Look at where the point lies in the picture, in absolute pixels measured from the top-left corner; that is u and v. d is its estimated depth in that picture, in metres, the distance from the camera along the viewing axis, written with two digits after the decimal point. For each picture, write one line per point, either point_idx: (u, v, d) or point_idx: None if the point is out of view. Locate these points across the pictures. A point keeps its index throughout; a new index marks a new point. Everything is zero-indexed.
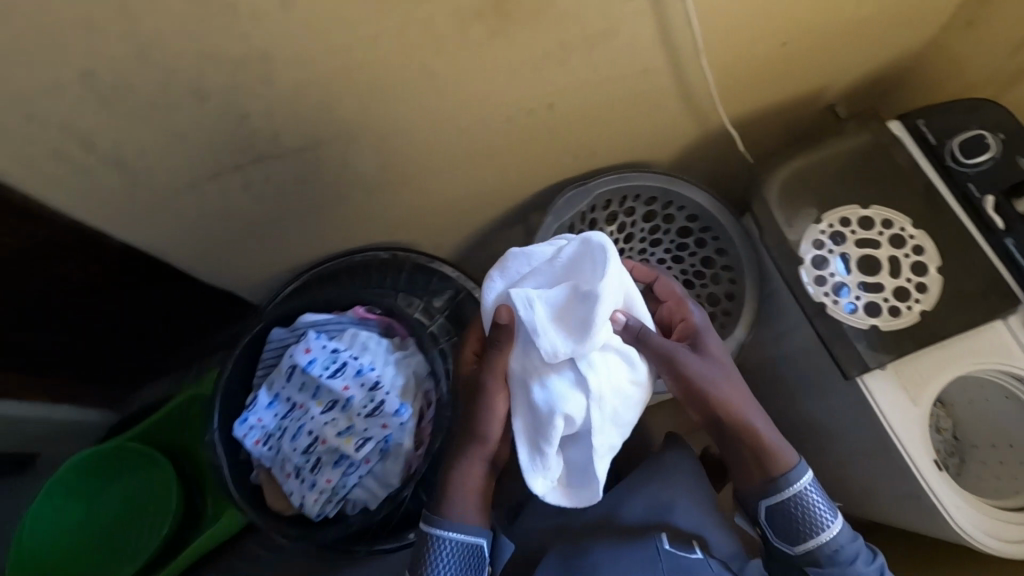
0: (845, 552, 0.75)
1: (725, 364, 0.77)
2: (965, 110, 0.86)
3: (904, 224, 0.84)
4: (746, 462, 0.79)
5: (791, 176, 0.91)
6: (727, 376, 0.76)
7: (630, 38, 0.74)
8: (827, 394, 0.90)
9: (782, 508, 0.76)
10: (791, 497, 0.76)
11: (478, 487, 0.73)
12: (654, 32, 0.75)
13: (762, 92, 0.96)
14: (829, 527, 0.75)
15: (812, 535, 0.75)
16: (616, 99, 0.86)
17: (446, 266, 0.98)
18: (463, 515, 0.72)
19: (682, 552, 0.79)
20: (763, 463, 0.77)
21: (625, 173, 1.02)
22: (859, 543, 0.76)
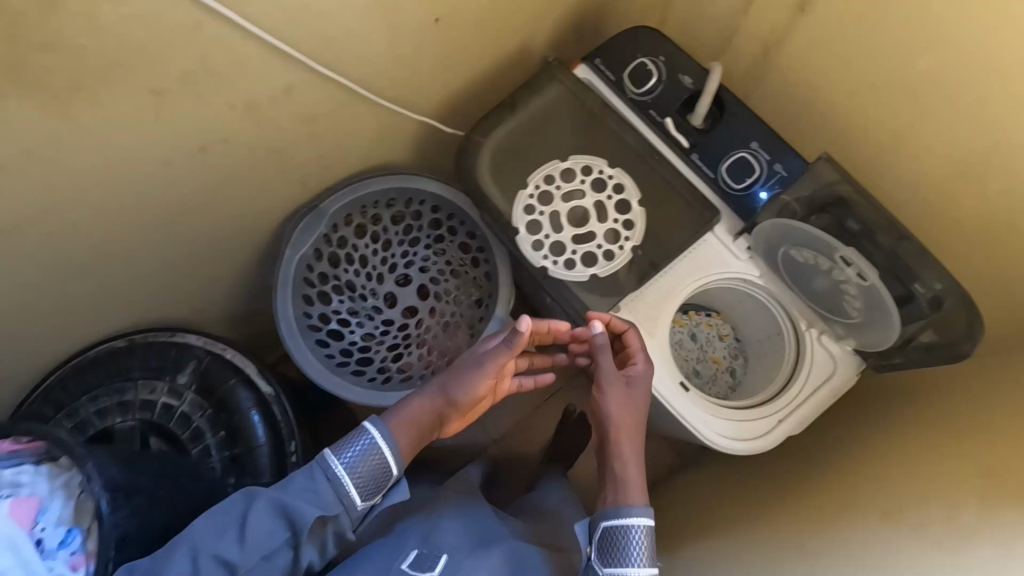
0: None
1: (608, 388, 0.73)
2: (627, 41, 0.87)
3: (601, 167, 0.85)
4: (615, 489, 0.69)
5: (497, 147, 0.90)
6: (629, 399, 0.73)
7: (250, 69, 0.69)
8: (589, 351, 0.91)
9: (610, 535, 0.66)
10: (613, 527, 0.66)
11: None
12: (276, 55, 0.70)
13: (449, 69, 0.93)
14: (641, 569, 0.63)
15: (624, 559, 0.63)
16: (285, 126, 0.80)
17: (190, 334, 0.91)
18: (404, 427, 0.74)
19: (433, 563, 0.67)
20: (614, 491, 0.69)
21: (353, 184, 0.98)
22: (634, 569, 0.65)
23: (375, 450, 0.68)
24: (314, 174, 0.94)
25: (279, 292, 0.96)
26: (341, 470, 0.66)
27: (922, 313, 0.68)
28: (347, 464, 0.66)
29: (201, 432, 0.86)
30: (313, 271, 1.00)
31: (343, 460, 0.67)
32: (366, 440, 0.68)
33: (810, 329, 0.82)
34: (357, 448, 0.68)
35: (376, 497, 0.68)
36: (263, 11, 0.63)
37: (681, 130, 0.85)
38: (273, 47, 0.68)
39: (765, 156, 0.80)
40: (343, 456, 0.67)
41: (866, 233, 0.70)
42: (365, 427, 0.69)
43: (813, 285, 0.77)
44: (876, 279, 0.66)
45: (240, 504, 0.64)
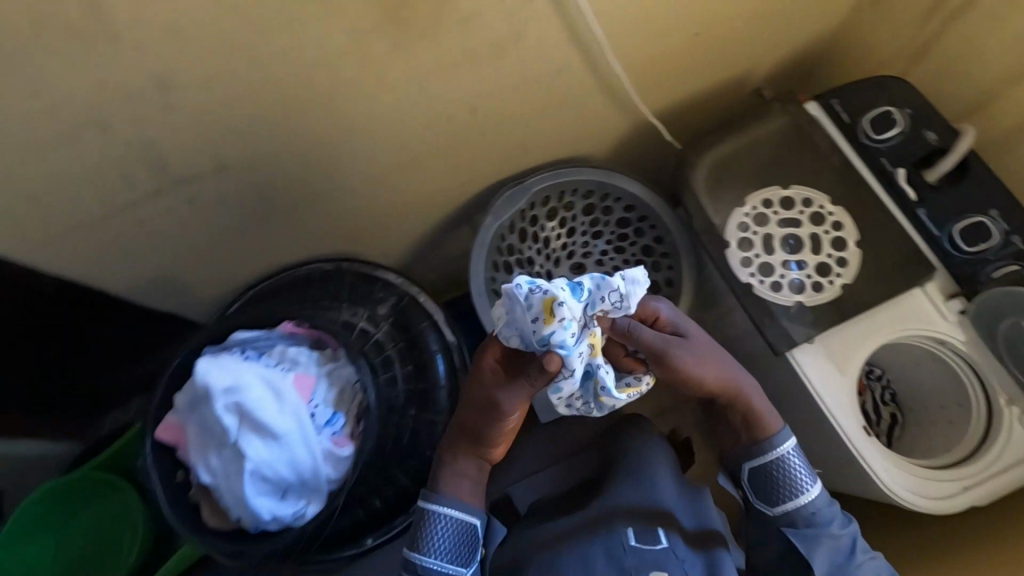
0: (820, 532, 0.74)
1: (677, 352, 0.72)
2: (872, 89, 0.90)
3: (822, 202, 0.87)
4: (734, 422, 0.78)
5: (712, 162, 0.94)
6: (703, 360, 0.74)
7: (550, 35, 0.75)
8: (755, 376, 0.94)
9: (755, 473, 0.77)
10: (773, 461, 0.76)
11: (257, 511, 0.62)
12: (572, 31, 0.77)
13: (686, 81, 0.97)
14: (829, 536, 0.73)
15: (789, 497, 0.74)
16: (538, 99, 0.87)
17: (389, 272, 0.98)
18: (459, 540, 0.70)
19: (648, 546, 0.74)
20: (750, 427, 0.77)
21: (560, 169, 1.04)
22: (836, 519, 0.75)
23: (457, 531, 0.70)
24: (531, 152, 1.01)
25: (475, 252, 1.03)
26: (432, 564, 0.68)
27: None
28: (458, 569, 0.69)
29: (391, 362, 0.93)
30: (504, 241, 1.06)
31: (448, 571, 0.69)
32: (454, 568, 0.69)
33: (1010, 406, 0.81)
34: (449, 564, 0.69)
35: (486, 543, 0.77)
36: None
37: (913, 183, 0.86)
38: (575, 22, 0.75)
39: (1003, 224, 0.81)
40: (432, 553, 0.68)
41: None
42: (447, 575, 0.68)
43: None
44: None
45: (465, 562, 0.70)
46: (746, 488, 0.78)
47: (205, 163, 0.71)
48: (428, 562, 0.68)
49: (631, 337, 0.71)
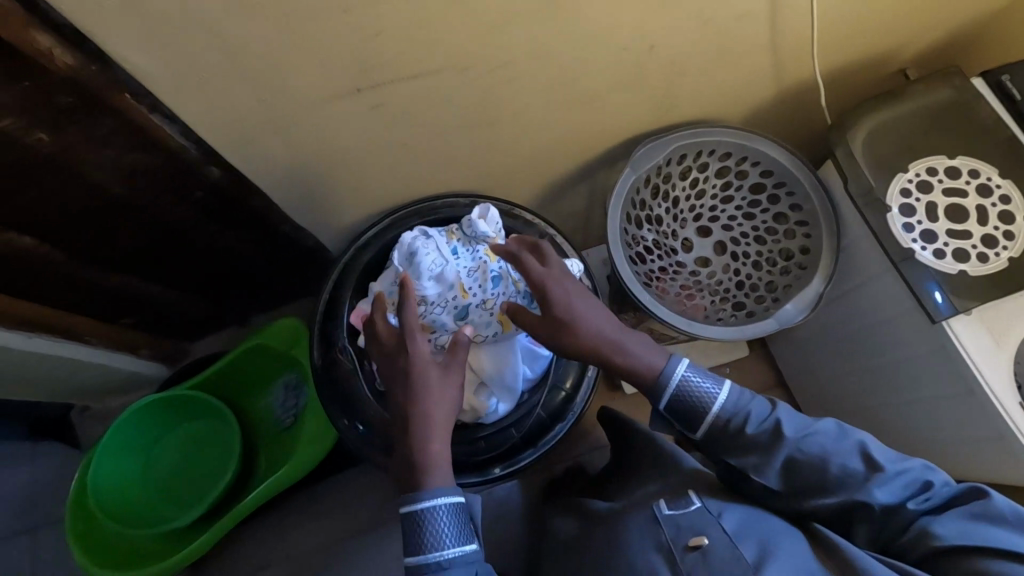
0: (742, 409, 0.73)
1: (581, 304, 0.78)
2: None
3: (990, 175, 0.86)
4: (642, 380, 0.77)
5: (871, 129, 0.93)
6: (591, 309, 0.78)
7: None
8: (894, 349, 0.93)
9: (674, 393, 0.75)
10: (674, 390, 0.74)
11: (446, 462, 0.71)
12: None
13: (848, 47, 0.96)
14: (709, 398, 0.73)
15: (707, 409, 0.73)
16: (707, 50, 0.87)
17: (524, 214, 0.99)
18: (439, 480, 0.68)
19: (683, 511, 0.72)
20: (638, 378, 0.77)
21: (703, 127, 1.03)
22: (746, 396, 0.74)
23: (458, 517, 0.67)
24: (677, 108, 1.01)
25: (612, 202, 1.03)
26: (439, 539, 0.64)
27: None
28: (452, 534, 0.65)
29: None
30: (637, 195, 1.06)
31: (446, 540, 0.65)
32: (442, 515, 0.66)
33: None
34: (447, 528, 0.65)
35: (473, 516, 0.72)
36: None
37: None
38: None
39: None
40: (439, 526, 0.65)
41: None
42: (431, 513, 0.65)
43: None
44: None
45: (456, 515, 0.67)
46: (670, 421, 0.78)
47: (403, 71, 0.72)
48: (426, 498, 0.66)
49: (540, 295, 0.77)
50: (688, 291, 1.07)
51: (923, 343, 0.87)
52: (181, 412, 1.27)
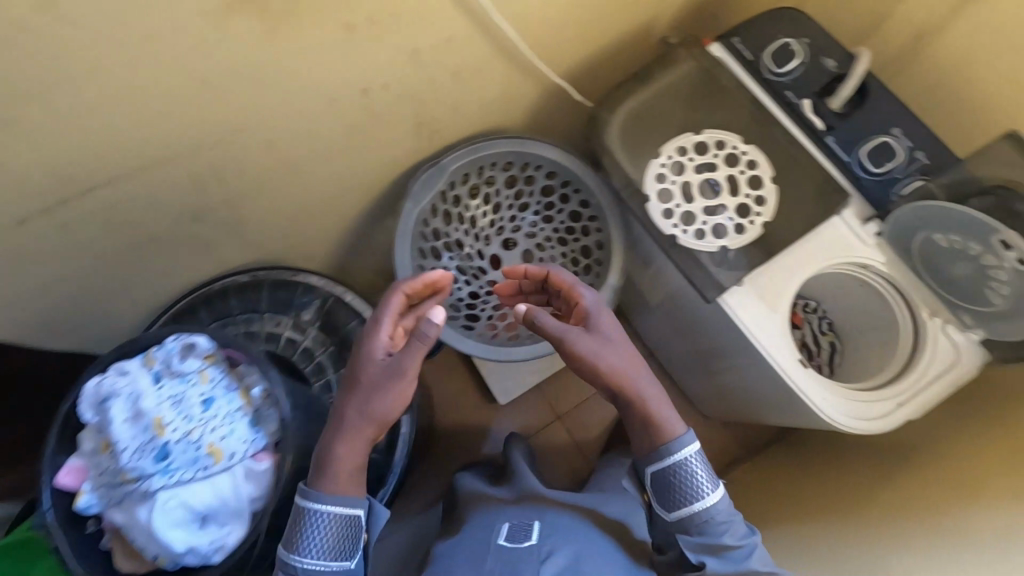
0: (728, 520, 0.69)
1: (614, 339, 0.72)
2: (768, 23, 0.89)
3: (735, 143, 0.86)
4: (643, 430, 0.70)
5: (626, 117, 0.92)
6: (606, 343, 0.71)
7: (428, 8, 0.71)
8: (696, 327, 0.95)
9: (663, 473, 0.70)
10: (673, 465, 0.69)
11: (355, 476, 0.61)
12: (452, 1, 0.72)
13: (590, 35, 0.94)
14: (717, 513, 0.68)
15: (689, 503, 0.68)
16: (435, 76, 0.82)
17: (309, 276, 0.94)
18: (352, 445, 0.60)
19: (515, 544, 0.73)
20: (647, 428, 0.70)
21: (475, 144, 1.00)
22: (734, 516, 0.69)
23: (341, 535, 0.59)
24: (441, 131, 0.97)
25: (398, 243, 0.98)
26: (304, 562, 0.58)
27: None
28: (320, 547, 0.58)
29: (323, 369, 0.89)
30: (428, 226, 1.02)
31: (308, 556, 0.58)
32: (319, 514, 0.59)
33: (933, 319, 0.83)
34: (313, 537, 0.59)
35: (368, 531, 0.63)
36: None
37: (819, 113, 0.86)
38: None
39: (908, 142, 0.80)
40: (304, 549, 0.58)
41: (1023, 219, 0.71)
42: (308, 506, 0.58)
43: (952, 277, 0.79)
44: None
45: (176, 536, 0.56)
46: (645, 487, 0.73)
47: (67, 191, 0.64)
48: (326, 501, 0.59)
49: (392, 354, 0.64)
50: (503, 309, 1.05)
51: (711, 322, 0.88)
52: None
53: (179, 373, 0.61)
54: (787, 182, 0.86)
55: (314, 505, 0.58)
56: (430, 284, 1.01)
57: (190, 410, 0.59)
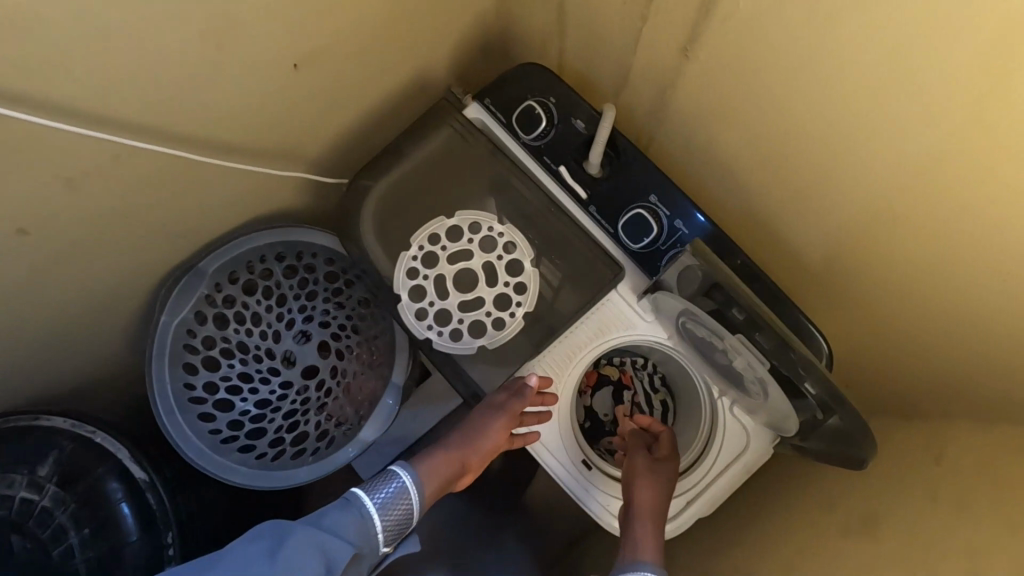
0: None
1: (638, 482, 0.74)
2: (517, 80, 0.78)
3: (490, 224, 0.77)
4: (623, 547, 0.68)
5: (379, 200, 0.82)
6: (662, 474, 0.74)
7: (51, 137, 0.59)
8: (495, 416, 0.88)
9: None
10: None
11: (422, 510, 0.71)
12: (86, 121, 0.60)
13: (331, 109, 0.83)
14: None
15: None
16: (125, 192, 0.71)
17: (55, 416, 0.81)
18: (436, 468, 0.74)
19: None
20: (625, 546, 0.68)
21: (233, 241, 0.89)
22: None
23: (389, 508, 0.66)
24: (186, 236, 0.85)
25: (154, 364, 0.87)
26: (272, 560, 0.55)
27: (814, 412, 0.58)
28: (379, 509, 0.66)
29: (64, 531, 0.79)
30: (195, 337, 0.91)
31: (375, 500, 0.66)
32: (398, 484, 0.68)
33: (723, 397, 0.75)
34: (383, 497, 0.67)
35: (393, 544, 0.68)
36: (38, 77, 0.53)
37: (579, 179, 0.76)
38: (77, 116, 0.59)
39: (665, 211, 0.72)
40: (375, 497, 0.66)
41: (750, 322, 0.58)
42: (394, 472, 0.69)
43: (722, 364, 0.68)
44: (767, 372, 0.59)
45: (274, 533, 0.58)
46: None
47: None
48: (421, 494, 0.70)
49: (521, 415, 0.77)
50: (297, 414, 0.94)
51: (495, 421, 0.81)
52: None
53: None
54: (555, 260, 0.76)
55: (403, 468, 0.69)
56: (204, 402, 0.90)
57: None
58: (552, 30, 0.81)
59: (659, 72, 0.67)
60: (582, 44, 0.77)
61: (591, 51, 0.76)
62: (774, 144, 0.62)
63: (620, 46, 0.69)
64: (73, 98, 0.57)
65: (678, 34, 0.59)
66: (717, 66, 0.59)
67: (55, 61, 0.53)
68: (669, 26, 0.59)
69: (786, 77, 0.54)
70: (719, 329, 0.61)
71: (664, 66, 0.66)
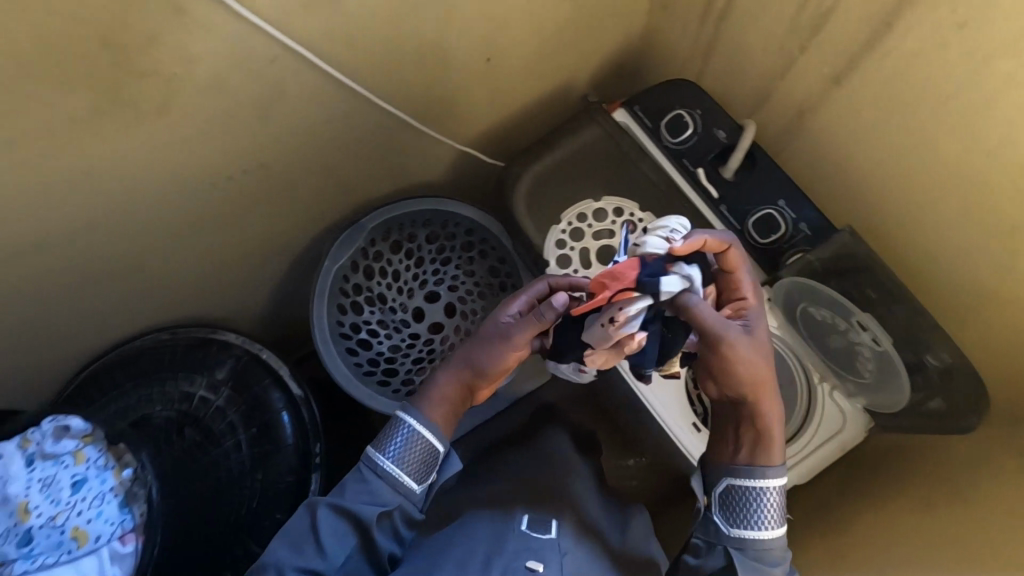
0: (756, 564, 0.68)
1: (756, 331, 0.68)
2: (666, 92, 0.92)
3: (632, 211, 0.90)
4: (757, 445, 0.70)
5: (532, 179, 0.95)
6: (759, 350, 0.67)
7: (319, 87, 0.74)
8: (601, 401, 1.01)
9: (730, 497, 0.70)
10: (751, 489, 0.68)
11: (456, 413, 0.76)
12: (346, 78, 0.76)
13: (498, 100, 0.98)
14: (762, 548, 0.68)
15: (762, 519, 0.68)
16: (339, 144, 0.85)
17: (230, 332, 0.96)
18: (440, 403, 0.74)
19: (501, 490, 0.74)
20: (765, 445, 0.70)
21: (392, 204, 1.04)
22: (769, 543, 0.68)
23: (417, 438, 0.71)
24: (356, 193, 0.99)
25: (315, 301, 1.01)
26: (388, 465, 0.70)
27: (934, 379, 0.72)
28: (394, 455, 0.71)
29: (234, 428, 0.91)
30: (348, 282, 1.04)
31: (389, 453, 0.71)
32: (407, 430, 0.72)
33: (823, 383, 0.85)
34: (396, 444, 0.71)
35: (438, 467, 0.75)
36: (335, 40, 0.69)
37: (713, 181, 0.89)
38: (343, 74, 0.74)
39: (791, 213, 0.84)
40: (388, 451, 0.71)
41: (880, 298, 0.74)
42: (401, 418, 0.72)
43: (836, 343, 0.81)
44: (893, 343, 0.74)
45: (311, 513, 0.69)
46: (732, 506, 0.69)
47: None
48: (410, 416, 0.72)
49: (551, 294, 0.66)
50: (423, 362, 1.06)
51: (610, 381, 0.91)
52: None
53: (54, 455, 0.62)
54: None
55: (405, 417, 0.72)
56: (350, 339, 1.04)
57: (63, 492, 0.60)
58: (699, 56, 0.95)
59: (803, 96, 0.79)
60: (728, 70, 0.90)
61: (735, 77, 0.90)
62: (900, 165, 0.73)
63: (769, 72, 0.82)
64: (346, 59, 0.73)
65: (835, 64, 0.72)
66: (863, 94, 0.72)
67: (349, 28, 0.69)
68: (827, 57, 0.72)
69: (918, 111, 0.68)
70: (847, 304, 0.77)
71: (810, 92, 0.78)
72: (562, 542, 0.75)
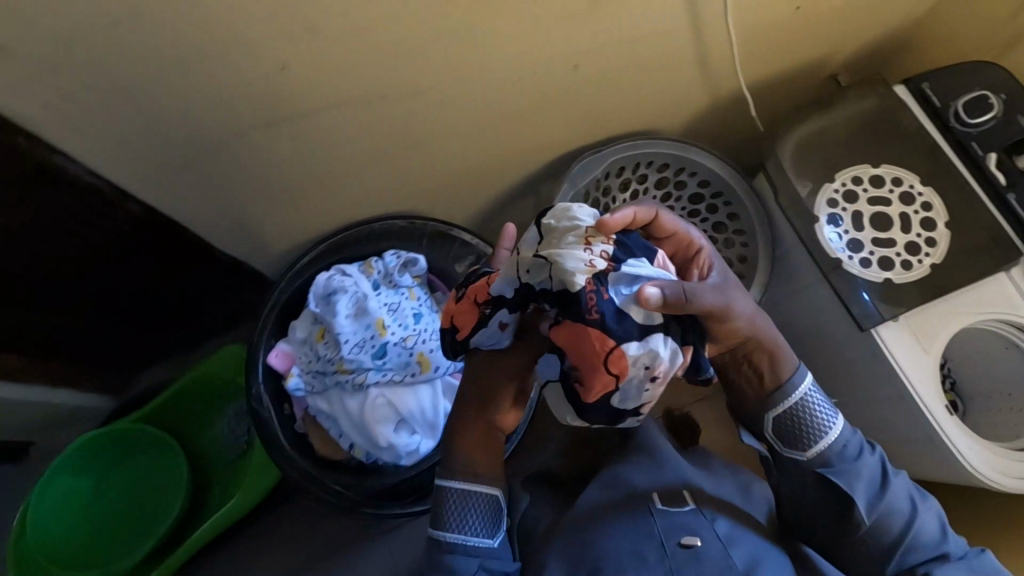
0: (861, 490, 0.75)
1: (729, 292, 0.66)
2: (966, 73, 0.90)
3: (913, 182, 0.88)
4: (766, 361, 0.75)
5: (803, 137, 0.95)
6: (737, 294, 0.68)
7: None
8: (819, 372, 0.98)
9: (795, 421, 0.76)
10: (795, 404, 0.76)
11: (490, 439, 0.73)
12: None
13: (776, 56, 0.98)
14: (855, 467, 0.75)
15: (826, 435, 0.76)
16: (641, 56, 0.87)
17: (463, 231, 1.00)
18: (468, 460, 0.72)
19: (673, 510, 0.78)
20: (771, 361, 0.75)
21: (637, 141, 1.02)
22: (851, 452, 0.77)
23: (471, 495, 0.71)
24: (613, 120, 1.00)
25: None
26: (460, 538, 0.70)
27: None
28: (465, 527, 0.70)
29: None
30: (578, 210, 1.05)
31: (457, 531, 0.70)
32: (456, 495, 0.71)
33: None
34: (456, 509, 0.71)
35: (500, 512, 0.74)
36: None
37: (1004, 170, 0.86)
38: None
39: None
40: (453, 524, 0.70)
41: None
42: (443, 488, 0.71)
43: None
44: None
45: None
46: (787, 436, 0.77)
47: (316, 96, 0.73)
48: (455, 481, 0.71)
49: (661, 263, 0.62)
50: None
51: (853, 349, 0.89)
52: (120, 450, 1.19)
53: (396, 283, 0.97)
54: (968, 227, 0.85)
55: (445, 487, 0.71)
56: None
57: (404, 313, 0.94)
58: None
59: None
60: None
61: None
62: None
63: None
64: None
65: None
66: None
67: None
68: None
69: None
70: None
71: None
72: (702, 510, 0.79)
